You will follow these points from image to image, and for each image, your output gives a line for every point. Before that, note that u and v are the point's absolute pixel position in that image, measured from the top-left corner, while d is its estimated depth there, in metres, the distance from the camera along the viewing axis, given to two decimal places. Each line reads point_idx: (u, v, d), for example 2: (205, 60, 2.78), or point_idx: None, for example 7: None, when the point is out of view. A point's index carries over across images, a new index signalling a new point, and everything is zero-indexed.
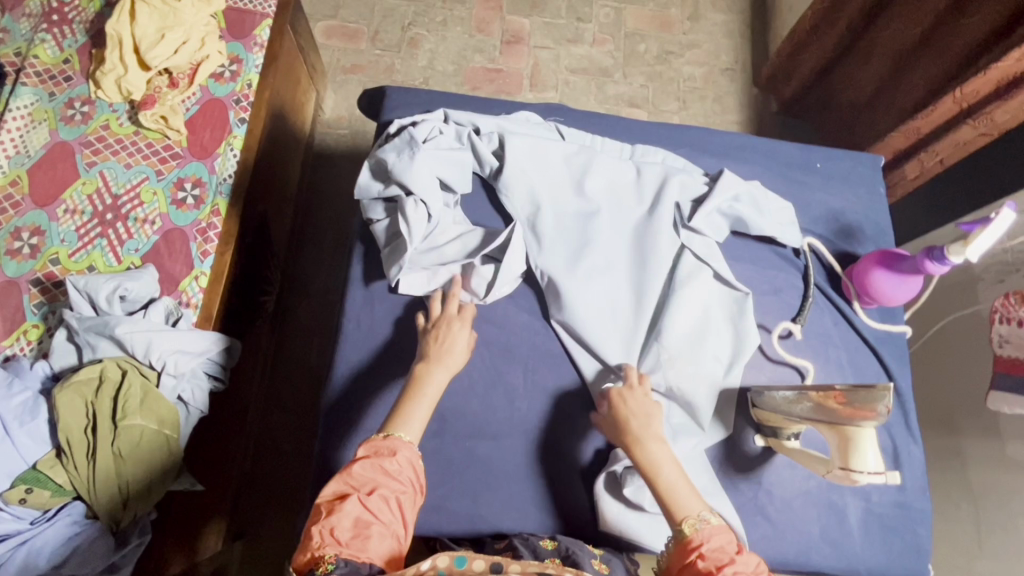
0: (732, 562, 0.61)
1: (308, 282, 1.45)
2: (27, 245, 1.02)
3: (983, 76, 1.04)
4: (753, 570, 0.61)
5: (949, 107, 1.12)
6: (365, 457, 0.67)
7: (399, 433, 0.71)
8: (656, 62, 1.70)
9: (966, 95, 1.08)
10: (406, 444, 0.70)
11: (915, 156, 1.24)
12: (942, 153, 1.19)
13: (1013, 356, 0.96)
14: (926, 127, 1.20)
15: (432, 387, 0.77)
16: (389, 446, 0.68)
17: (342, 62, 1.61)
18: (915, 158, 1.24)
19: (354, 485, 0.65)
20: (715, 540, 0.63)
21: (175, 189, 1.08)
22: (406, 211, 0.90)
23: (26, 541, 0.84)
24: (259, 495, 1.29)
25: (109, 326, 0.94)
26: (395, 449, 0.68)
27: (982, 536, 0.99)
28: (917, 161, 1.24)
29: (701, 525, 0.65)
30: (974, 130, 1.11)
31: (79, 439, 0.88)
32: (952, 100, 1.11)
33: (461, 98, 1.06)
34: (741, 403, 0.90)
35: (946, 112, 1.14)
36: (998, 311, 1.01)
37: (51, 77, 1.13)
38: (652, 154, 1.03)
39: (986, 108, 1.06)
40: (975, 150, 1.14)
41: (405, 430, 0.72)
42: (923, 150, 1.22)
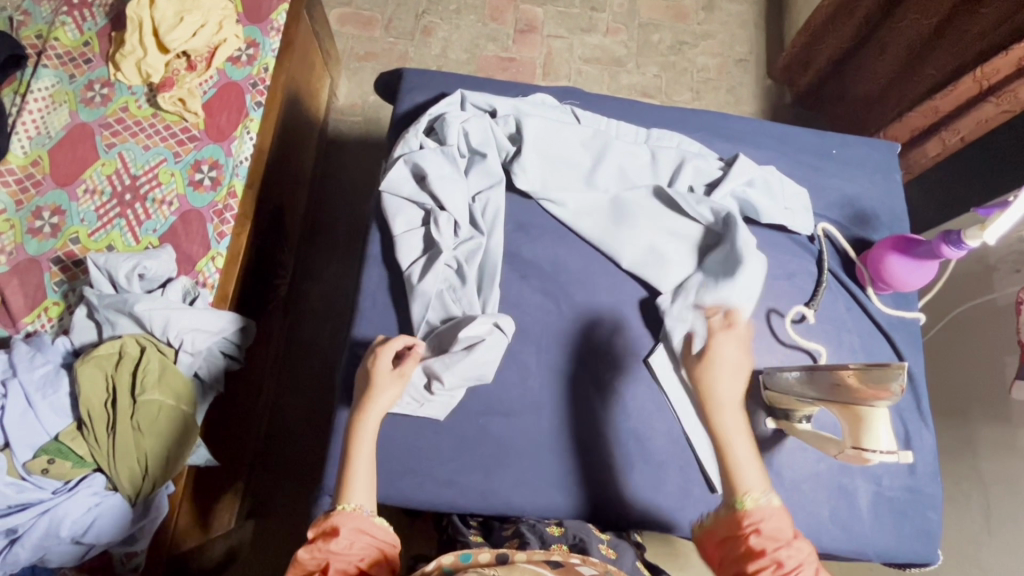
0: (788, 544, 0.62)
1: (321, 267, 1.46)
2: (48, 224, 1.04)
3: (1008, 53, 1.05)
4: (803, 554, 0.62)
5: (969, 86, 1.13)
6: (315, 537, 0.63)
7: (343, 502, 0.66)
8: (669, 53, 1.69)
9: (988, 73, 1.09)
10: (350, 512, 0.65)
11: (936, 134, 1.21)
12: (963, 129, 1.16)
13: None
14: (944, 106, 1.19)
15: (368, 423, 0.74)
16: (330, 525, 0.63)
17: (356, 49, 1.62)
18: (937, 136, 1.21)
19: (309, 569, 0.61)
20: (772, 519, 0.63)
21: (193, 171, 1.09)
22: (439, 226, 0.91)
23: (48, 510, 0.86)
24: (269, 477, 1.31)
25: (128, 303, 0.95)
26: (338, 522, 0.63)
27: (992, 524, 1.00)
28: (939, 139, 1.21)
29: (761, 504, 0.64)
30: (997, 107, 1.09)
31: (99, 413, 0.90)
32: (974, 77, 1.11)
33: (477, 81, 1.06)
34: (752, 385, 0.91)
35: (966, 92, 1.14)
36: (1021, 301, 1.01)
37: (72, 60, 1.14)
38: (668, 138, 1.02)
39: (1010, 84, 1.06)
40: (998, 127, 1.12)
41: (352, 495, 0.67)
42: (943, 128, 1.20)
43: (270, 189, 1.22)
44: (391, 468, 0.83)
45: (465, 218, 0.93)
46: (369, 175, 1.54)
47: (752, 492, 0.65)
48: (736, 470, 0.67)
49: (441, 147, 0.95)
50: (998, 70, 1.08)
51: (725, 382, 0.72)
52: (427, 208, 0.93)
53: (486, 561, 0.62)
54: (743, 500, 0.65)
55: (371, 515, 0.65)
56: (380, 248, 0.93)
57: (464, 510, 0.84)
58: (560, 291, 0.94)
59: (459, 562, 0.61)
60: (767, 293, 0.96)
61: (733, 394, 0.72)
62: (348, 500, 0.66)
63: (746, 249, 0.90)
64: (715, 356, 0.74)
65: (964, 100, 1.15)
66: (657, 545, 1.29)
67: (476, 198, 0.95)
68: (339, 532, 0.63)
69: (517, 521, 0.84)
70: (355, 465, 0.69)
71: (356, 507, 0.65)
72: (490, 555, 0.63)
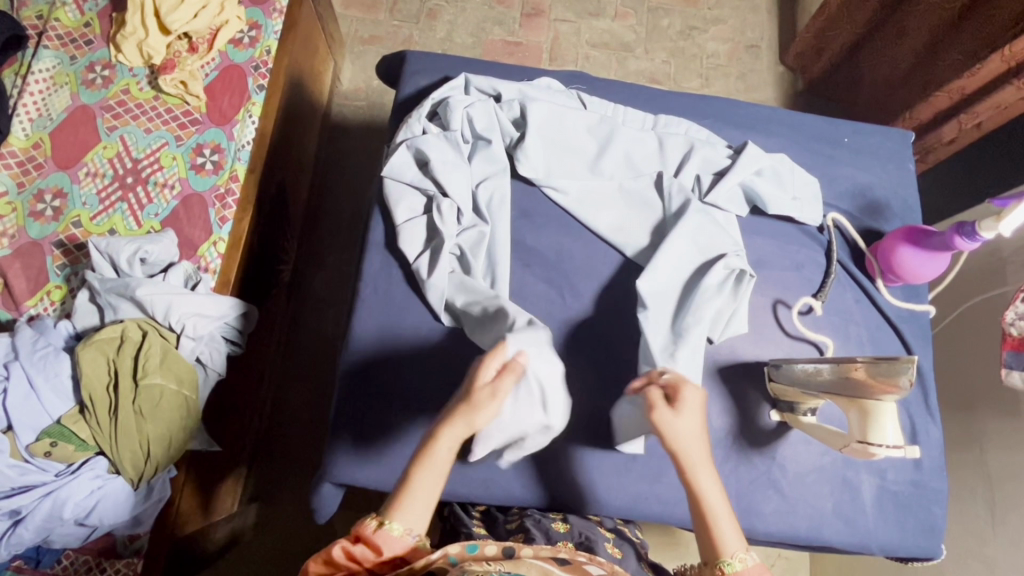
0: None
1: (324, 253, 1.46)
2: (50, 207, 1.04)
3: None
4: None
5: (996, 66, 1.09)
6: (354, 543, 0.62)
7: (394, 521, 0.62)
8: (679, 38, 1.66)
9: (1015, 53, 1.05)
10: (397, 536, 0.61)
11: (954, 117, 1.21)
12: (982, 115, 1.16)
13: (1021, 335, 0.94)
14: (970, 87, 1.16)
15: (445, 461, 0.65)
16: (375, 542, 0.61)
17: (360, 32, 1.59)
18: (954, 119, 1.21)
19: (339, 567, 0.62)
20: None
21: (194, 155, 1.08)
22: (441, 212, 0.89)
23: (51, 493, 0.86)
24: (270, 463, 1.32)
25: (130, 287, 0.95)
26: (382, 545, 0.61)
27: (996, 519, 0.99)
28: (956, 123, 1.21)
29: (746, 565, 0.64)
30: (1017, 92, 1.07)
31: (102, 397, 0.90)
32: (999, 58, 1.07)
33: (483, 65, 1.04)
34: (757, 377, 0.90)
35: (992, 71, 1.10)
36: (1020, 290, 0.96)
37: (72, 41, 1.13)
38: (676, 124, 1.00)
39: None
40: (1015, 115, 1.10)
41: (403, 515, 0.63)
42: (962, 111, 1.19)
43: (272, 174, 1.21)
44: (393, 456, 0.83)
45: (469, 206, 0.91)
46: (373, 161, 1.52)
47: (737, 553, 0.64)
48: (718, 533, 0.65)
49: (444, 133, 0.94)
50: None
51: (692, 447, 0.67)
52: (428, 195, 0.92)
53: (492, 554, 0.63)
54: (730, 562, 0.64)
55: (417, 542, 0.63)
56: (383, 234, 0.92)
57: (465, 498, 0.84)
58: (564, 280, 0.92)
59: (464, 552, 0.62)
60: (774, 284, 0.95)
61: (702, 462, 0.67)
62: (400, 519, 0.62)
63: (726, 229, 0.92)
64: (681, 414, 0.67)
65: (989, 81, 1.12)
66: (657, 534, 1.30)
67: (478, 184, 0.94)
68: (381, 554, 0.61)
69: (522, 514, 0.84)
70: (416, 485, 0.64)
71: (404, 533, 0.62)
72: (497, 548, 0.64)
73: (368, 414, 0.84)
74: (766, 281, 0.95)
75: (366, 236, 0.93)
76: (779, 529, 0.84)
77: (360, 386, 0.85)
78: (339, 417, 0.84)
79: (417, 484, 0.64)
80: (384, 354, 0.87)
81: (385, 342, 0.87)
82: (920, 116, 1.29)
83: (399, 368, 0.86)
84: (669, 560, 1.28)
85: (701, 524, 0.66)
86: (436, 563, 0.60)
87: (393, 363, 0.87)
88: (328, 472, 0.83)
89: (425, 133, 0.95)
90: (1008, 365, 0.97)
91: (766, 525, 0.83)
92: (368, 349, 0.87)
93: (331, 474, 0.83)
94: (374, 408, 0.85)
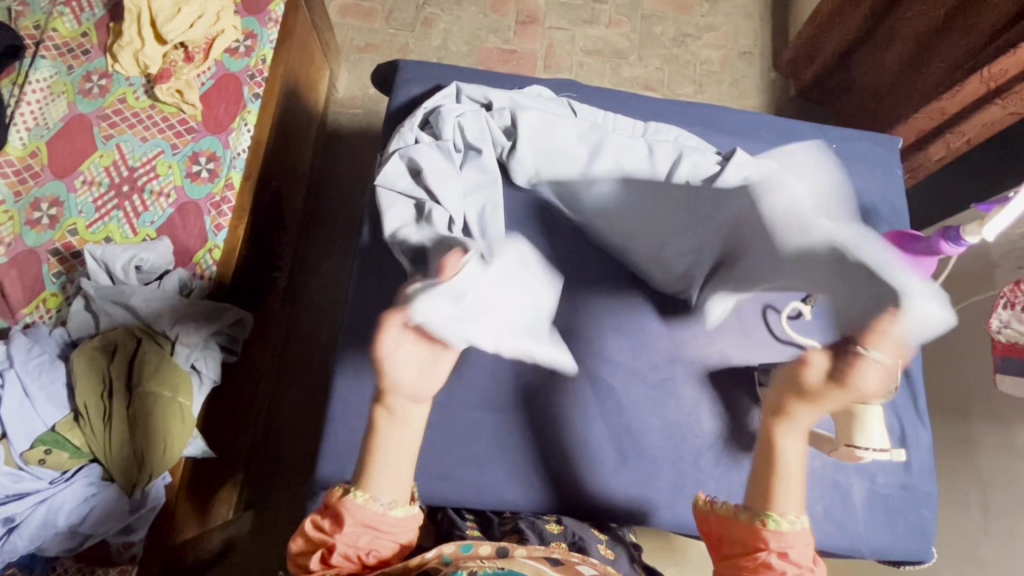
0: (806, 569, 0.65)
1: (320, 260, 1.47)
2: (46, 215, 1.04)
3: (1013, 55, 1.01)
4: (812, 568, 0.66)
5: (977, 86, 1.09)
6: (325, 514, 0.68)
7: (358, 491, 0.67)
8: (672, 45, 1.68)
9: (994, 74, 1.06)
10: (361, 504, 0.66)
11: (940, 136, 1.21)
12: (970, 132, 1.16)
13: (1011, 341, 0.96)
14: (951, 107, 1.17)
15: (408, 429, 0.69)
16: (339, 511, 0.66)
17: (356, 41, 1.61)
18: (941, 138, 1.21)
19: (317, 541, 0.67)
20: (798, 546, 0.65)
21: (190, 163, 1.09)
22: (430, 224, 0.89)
23: (46, 499, 0.87)
24: (265, 468, 1.32)
25: (125, 296, 0.97)
26: (347, 512, 0.66)
27: (988, 523, 0.99)
28: (943, 142, 1.21)
29: (793, 529, 0.66)
30: (1003, 110, 1.08)
31: (95, 404, 0.90)
32: (980, 80, 1.08)
33: (475, 74, 1.06)
34: (747, 382, 0.92)
35: (974, 91, 1.11)
36: (1004, 297, 0.99)
37: (70, 51, 1.14)
38: (667, 131, 1.01)
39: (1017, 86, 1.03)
40: (1002, 129, 1.11)
41: (365, 486, 0.68)
42: (948, 130, 1.20)
43: (267, 182, 1.22)
44: None
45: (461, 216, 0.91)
46: (368, 168, 1.53)
47: (788, 515, 0.66)
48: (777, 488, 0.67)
49: (436, 141, 0.95)
50: (1005, 70, 1.04)
51: (840, 401, 0.66)
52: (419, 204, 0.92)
53: (486, 555, 0.62)
54: (776, 519, 0.66)
55: (387, 510, 0.67)
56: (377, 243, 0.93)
57: (457, 504, 0.84)
58: (555, 286, 0.93)
59: (459, 552, 0.61)
60: (764, 289, 0.95)
61: (808, 417, 0.68)
62: (365, 488, 0.67)
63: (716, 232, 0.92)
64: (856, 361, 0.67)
65: (970, 102, 1.13)
66: (653, 539, 1.30)
67: (467, 193, 0.94)
68: (347, 522, 0.66)
69: (516, 517, 0.84)
70: (379, 456, 0.68)
71: (369, 500, 0.67)
72: (491, 548, 0.63)
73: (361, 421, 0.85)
74: (756, 286, 0.95)
75: (359, 243, 0.94)
76: None
77: (352, 391, 0.86)
78: (333, 424, 0.85)
79: (377, 460, 0.68)
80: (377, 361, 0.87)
81: (378, 349, 0.88)
82: (904, 136, 1.30)
83: None
84: (665, 565, 1.28)
85: (762, 477, 0.68)
86: (431, 562, 0.60)
87: None
88: (321, 478, 0.83)
89: (418, 142, 0.96)
90: (1002, 371, 0.98)
91: None
92: (362, 356, 0.87)
93: (324, 480, 0.84)
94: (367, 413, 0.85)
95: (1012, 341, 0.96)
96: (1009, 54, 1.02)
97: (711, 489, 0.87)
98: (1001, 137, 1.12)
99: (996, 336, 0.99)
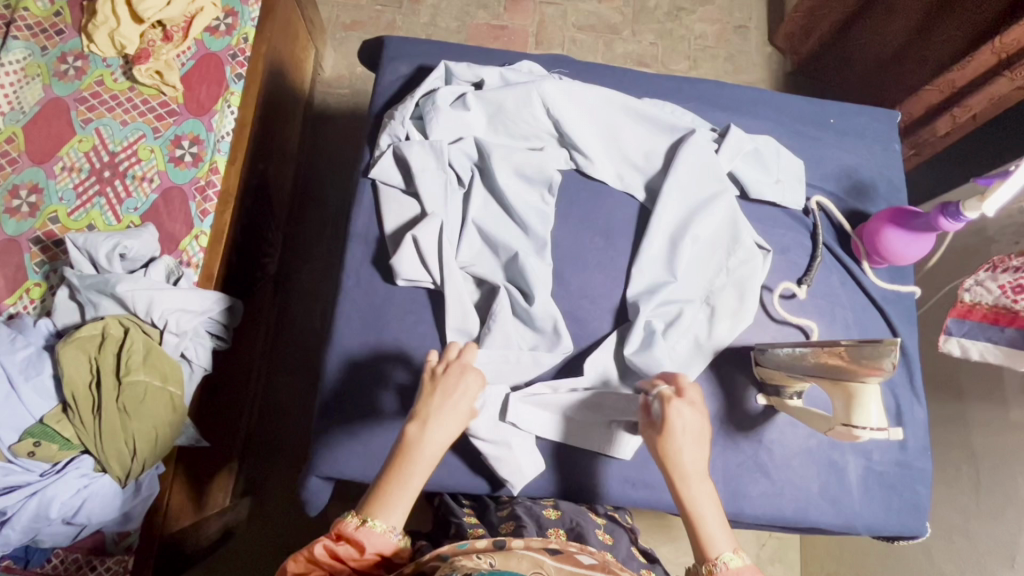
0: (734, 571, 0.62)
1: (311, 246, 1.44)
2: (26, 203, 1.02)
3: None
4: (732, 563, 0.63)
5: (987, 58, 1.07)
6: (338, 541, 0.60)
7: (378, 518, 0.60)
8: (666, 19, 1.64)
9: (1006, 45, 1.04)
10: (380, 533, 0.60)
11: (947, 111, 1.19)
12: (976, 107, 1.13)
13: (975, 303, 0.93)
14: (961, 80, 1.15)
15: (431, 450, 0.63)
16: (357, 541, 0.59)
17: (342, 18, 1.56)
18: (947, 113, 1.18)
19: (324, 565, 0.60)
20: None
21: (173, 147, 1.06)
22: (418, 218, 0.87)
23: (37, 492, 0.86)
24: (260, 455, 1.31)
25: (110, 284, 0.93)
26: (365, 542, 0.59)
27: (981, 496, 1.00)
28: (949, 117, 1.19)
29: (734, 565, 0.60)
30: (1011, 83, 1.06)
31: (84, 395, 0.89)
32: (992, 50, 1.06)
33: (463, 51, 1.02)
34: (743, 361, 0.90)
35: (984, 64, 1.09)
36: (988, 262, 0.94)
37: (43, 31, 1.10)
38: (663, 106, 0.99)
39: None
40: (1010, 106, 1.09)
41: (386, 514, 0.61)
42: (955, 104, 1.17)
43: (255, 166, 1.19)
44: (382, 449, 0.83)
45: (456, 212, 0.90)
46: (357, 149, 1.50)
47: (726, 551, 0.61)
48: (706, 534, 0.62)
49: (428, 140, 0.91)
50: (1017, 41, 1.02)
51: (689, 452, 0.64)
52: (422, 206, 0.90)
53: (482, 548, 0.58)
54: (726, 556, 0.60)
55: (399, 539, 0.61)
56: (368, 231, 0.91)
57: (454, 488, 0.84)
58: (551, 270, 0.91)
59: (456, 548, 0.58)
60: None
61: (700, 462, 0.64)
62: (383, 517, 0.61)
63: (712, 220, 0.91)
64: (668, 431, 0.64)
65: (981, 74, 1.11)
66: (648, 518, 1.31)
67: (465, 184, 0.93)
68: (364, 552, 0.60)
69: (512, 501, 0.85)
70: (409, 484, 0.62)
71: (386, 529, 0.60)
72: (487, 541, 0.59)
73: (354, 411, 0.84)
74: None
75: (349, 227, 0.92)
76: (766, 513, 0.85)
77: (346, 379, 0.85)
78: (326, 415, 0.84)
79: (407, 483, 0.62)
80: (370, 347, 0.86)
81: (370, 335, 0.86)
82: (912, 111, 1.27)
83: (384, 361, 0.85)
84: (661, 543, 1.30)
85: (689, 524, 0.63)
86: (427, 562, 0.56)
87: (378, 358, 0.86)
88: (318, 465, 0.83)
89: (410, 138, 0.92)
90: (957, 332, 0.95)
91: (753, 507, 0.84)
92: (353, 344, 0.86)
93: (319, 468, 0.82)
94: (362, 400, 0.84)
95: (976, 303, 0.93)
96: (1019, 23, 1.00)
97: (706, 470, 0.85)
98: (1010, 115, 1.10)
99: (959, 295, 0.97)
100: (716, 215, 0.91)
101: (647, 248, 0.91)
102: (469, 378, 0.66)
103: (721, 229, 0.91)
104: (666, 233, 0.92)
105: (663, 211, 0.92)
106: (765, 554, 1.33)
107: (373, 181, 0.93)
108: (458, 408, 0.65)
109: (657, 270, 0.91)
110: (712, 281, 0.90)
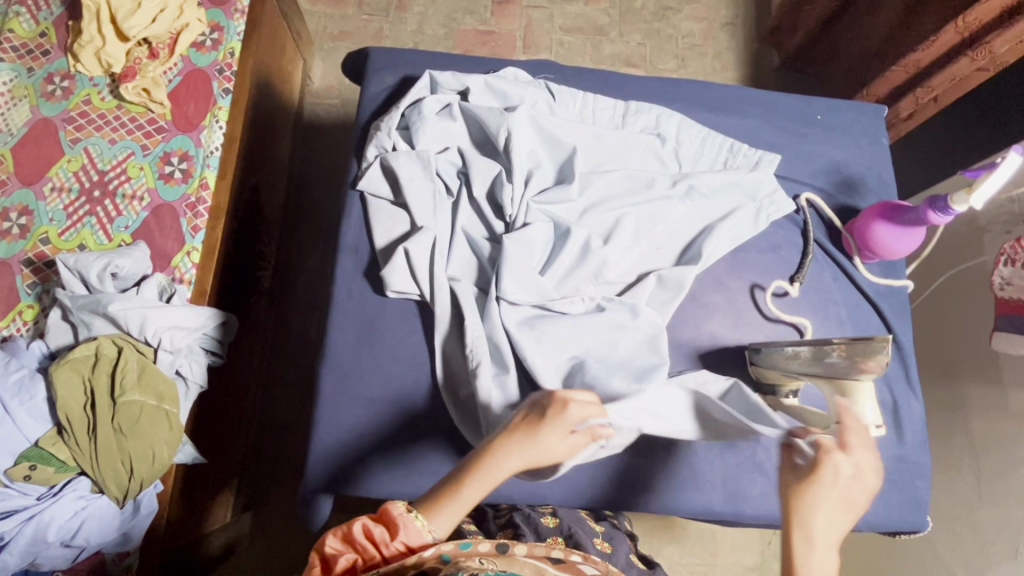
0: None
1: (304, 258, 1.44)
2: (16, 225, 1.01)
3: (986, 4, 1.02)
4: None
5: (951, 37, 1.10)
6: (376, 523, 0.57)
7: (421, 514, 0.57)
8: (654, 19, 1.64)
9: (968, 24, 1.06)
10: (417, 530, 0.56)
11: (911, 91, 1.23)
12: (938, 88, 1.17)
13: (1014, 298, 0.95)
14: (925, 60, 1.18)
15: (504, 471, 0.58)
16: (394, 525, 0.56)
17: (329, 29, 1.57)
18: (911, 93, 1.22)
19: (356, 548, 0.56)
20: None
21: (162, 164, 1.05)
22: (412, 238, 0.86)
23: (33, 517, 0.85)
24: (260, 470, 1.31)
25: (102, 304, 0.93)
26: (402, 531, 0.56)
27: (984, 489, 1.00)
28: (913, 97, 1.23)
29: None
30: (973, 64, 1.09)
31: (79, 416, 0.88)
32: (954, 29, 1.08)
33: (449, 59, 1.02)
34: (739, 362, 0.89)
35: (947, 43, 1.11)
36: (1004, 253, 0.98)
37: (28, 52, 1.10)
38: (650, 107, 0.99)
39: (987, 36, 1.04)
40: (972, 86, 1.13)
41: (431, 514, 0.57)
42: (919, 85, 1.21)
43: (245, 180, 1.19)
44: (377, 462, 0.83)
45: (445, 223, 0.90)
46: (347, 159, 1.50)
47: None
48: None
49: (415, 150, 0.91)
50: (978, 21, 1.05)
51: None
52: (412, 219, 0.90)
53: (486, 551, 0.57)
54: None
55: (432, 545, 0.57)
56: (358, 243, 0.91)
57: None
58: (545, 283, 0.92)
59: (459, 549, 0.56)
60: (751, 268, 0.94)
61: None
62: (428, 518, 0.57)
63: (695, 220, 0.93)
64: None
65: (945, 52, 1.13)
66: (650, 519, 1.31)
67: (454, 193, 0.92)
68: (399, 543, 0.55)
69: (511, 509, 0.85)
70: (464, 494, 0.58)
71: (425, 527, 0.56)
72: (490, 545, 0.58)
73: (347, 424, 0.83)
74: (742, 264, 0.94)
75: (338, 239, 0.92)
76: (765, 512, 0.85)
77: (340, 392, 0.84)
78: (320, 429, 0.83)
79: (463, 493, 0.58)
80: (364, 360, 0.86)
81: (363, 347, 0.86)
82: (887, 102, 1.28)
83: (377, 373, 0.85)
84: (665, 545, 1.30)
85: None
86: (428, 562, 0.54)
87: (370, 370, 0.85)
88: (313, 480, 0.82)
89: (396, 149, 0.92)
90: (1002, 328, 0.97)
91: (753, 507, 0.85)
92: (346, 358, 0.85)
93: (316, 483, 0.82)
94: (357, 412, 0.84)
95: (1015, 298, 0.94)
96: (978, 4, 1.02)
97: (705, 469, 0.86)
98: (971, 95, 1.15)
99: (1000, 295, 0.98)
100: (690, 222, 0.93)
101: (582, 260, 0.87)
102: (571, 415, 0.60)
103: (698, 223, 0.93)
104: (622, 209, 0.90)
105: (651, 215, 0.91)
106: (771, 552, 1.33)
107: (361, 193, 0.93)
108: (545, 440, 0.59)
109: (644, 248, 0.91)
110: (680, 240, 0.93)
